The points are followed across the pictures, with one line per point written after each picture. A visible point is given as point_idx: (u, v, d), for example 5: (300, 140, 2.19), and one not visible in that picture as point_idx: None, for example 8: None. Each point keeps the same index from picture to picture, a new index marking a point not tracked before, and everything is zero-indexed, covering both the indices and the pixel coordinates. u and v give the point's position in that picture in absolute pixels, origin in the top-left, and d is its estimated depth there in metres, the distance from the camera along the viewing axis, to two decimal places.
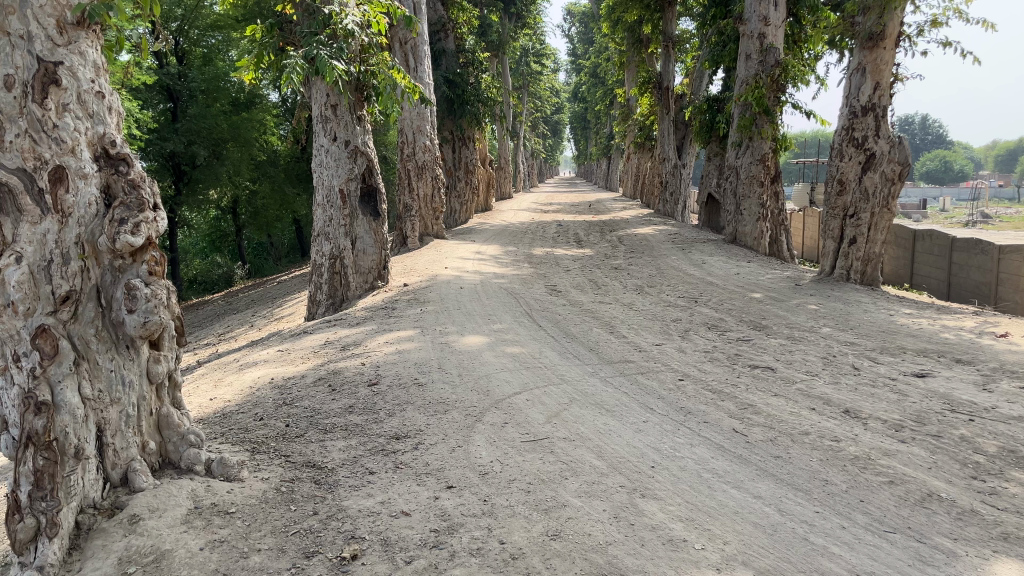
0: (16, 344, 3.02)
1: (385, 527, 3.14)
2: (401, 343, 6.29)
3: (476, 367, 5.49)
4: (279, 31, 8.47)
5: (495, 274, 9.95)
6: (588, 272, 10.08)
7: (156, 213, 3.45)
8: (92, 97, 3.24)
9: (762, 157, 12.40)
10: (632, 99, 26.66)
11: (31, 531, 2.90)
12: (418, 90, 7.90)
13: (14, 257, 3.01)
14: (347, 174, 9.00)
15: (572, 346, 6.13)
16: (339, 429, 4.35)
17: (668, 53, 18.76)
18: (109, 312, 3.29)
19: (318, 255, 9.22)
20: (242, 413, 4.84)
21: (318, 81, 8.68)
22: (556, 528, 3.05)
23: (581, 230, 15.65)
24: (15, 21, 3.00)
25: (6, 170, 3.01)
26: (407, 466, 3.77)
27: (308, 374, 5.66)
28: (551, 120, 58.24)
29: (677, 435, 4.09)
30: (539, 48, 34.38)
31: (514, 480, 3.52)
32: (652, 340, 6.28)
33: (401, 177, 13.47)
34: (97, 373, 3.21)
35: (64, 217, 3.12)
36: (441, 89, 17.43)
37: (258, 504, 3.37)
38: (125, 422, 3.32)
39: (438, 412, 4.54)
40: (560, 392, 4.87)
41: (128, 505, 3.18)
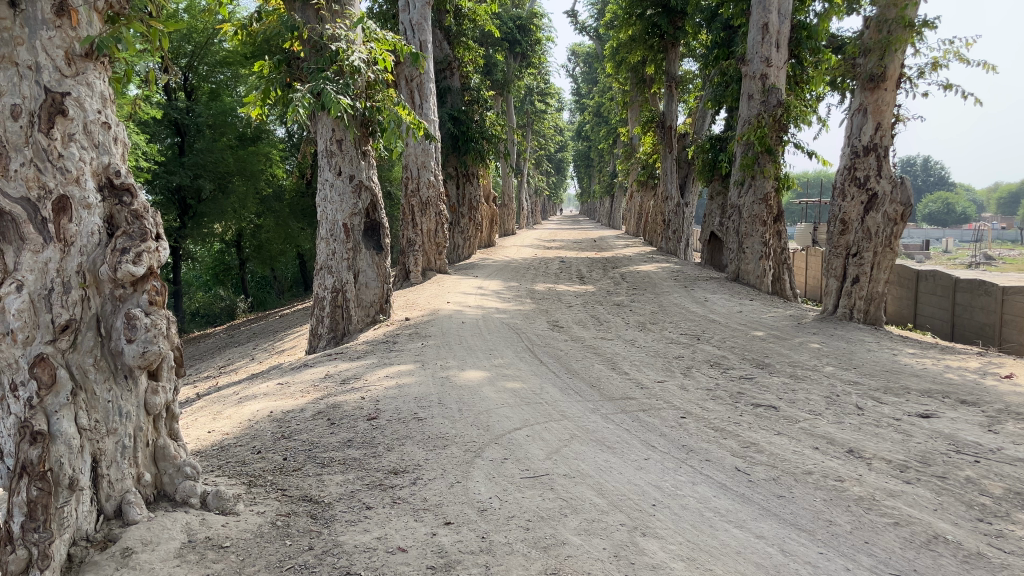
0: (14, 372, 3.01)
1: (381, 563, 3.09)
2: (401, 377, 6.27)
3: (476, 401, 5.45)
4: (286, 67, 8.61)
5: (497, 309, 9.95)
6: (590, 309, 10.09)
7: (159, 242, 3.45)
8: (98, 127, 3.27)
9: (764, 196, 12.44)
10: (635, 138, 26.88)
11: (22, 562, 2.85)
12: (422, 127, 7.98)
13: (15, 284, 3.01)
14: (351, 209, 9.06)
15: (573, 382, 6.10)
16: (337, 463, 4.30)
17: (671, 94, 18.98)
18: (109, 341, 3.29)
19: (320, 289, 9.26)
20: (239, 446, 4.79)
21: (325, 117, 8.78)
22: (555, 567, 3.00)
23: (584, 266, 15.72)
24: (24, 52, 3.04)
25: (9, 199, 3.01)
26: (404, 501, 3.72)
27: (307, 408, 5.61)
28: (555, 156, 58.66)
29: (679, 473, 4.05)
30: (544, 87, 34.80)
31: (513, 517, 3.47)
32: (654, 377, 6.24)
33: (404, 213, 13.57)
34: (94, 403, 3.19)
35: (66, 246, 3.13)
36: (446, 126, 17.60)
37: (253, 538, 3.32)
38: (121, 452, 3.30)
39: (438, 447, 4.50)
40: (561, 428, 4.82)
41: (121, 538, 3.14)
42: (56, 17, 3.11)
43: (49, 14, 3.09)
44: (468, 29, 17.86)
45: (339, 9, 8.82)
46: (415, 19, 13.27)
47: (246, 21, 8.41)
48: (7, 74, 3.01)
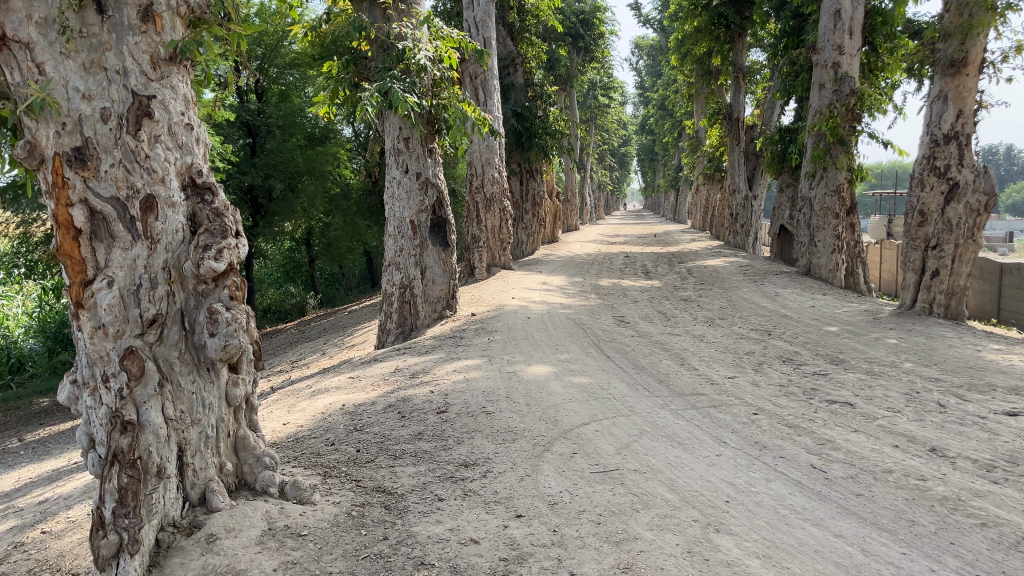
0: (105, 364, 3.17)
1: (454, 554, 3.13)
2: (468, 371, 6.33)
3: (543, 397, 5.44)
4: (354, 67, 8.74)
5: (562, 305, 9.94)
6: (657, 304, 9.98)
7: (239, 239, 3.54)
8: (181, 129, 3.39)
9: (837, 188, 12.13)
10: (701, 131, 26.49)
11: (114, 547, 3.03)
12: (487, 123, 8.01)
13: (106, 280, 3.16)
14: (418, 206, 9.17)
15: (641, 378, 6.06)
16: (409, 455, 4.38)
17: (738, 85, 18.66)
18: (193, 335, 3.41)
19: (388, 285, 9.41)
20: (313, 438, 4.91)
21: (392, 115, 8.89)
22: (627, 562, 2.98)
23: (649, 261, 15.58)
24: (112, 57, 3.16)
25: (100, 199, 3.15)
26: (476, 493, 3.76)
27: (378, 401, 5.73)
28: (617, 151, 58.28)
29: (752, 470, 3.98)
30: (607, 81, 34.48)
31: (584, 511, 3.47)
32: (725, 372, 6.14)
33: (469, 209, 13.67)
34: (179, 395, 3.32)
35: (153, 243, 3.26)
36: (509, 122, 17.62)
37: (330, 527, 3.40)
38: (204, 442, 3.42)
39: (507, 441, 4.52)
40: (630, 424, 4.79)
41: (206, 525, 3.28)
42: (142, 22, 3.21)
43: (135, 20, 3.19)
44: (531, 25, 17.86)
45: (405, 8, 8.91)
46: (479, 16, 13.33)
47: (316, 22, 8.57)
48: (96, 79, 3.14)
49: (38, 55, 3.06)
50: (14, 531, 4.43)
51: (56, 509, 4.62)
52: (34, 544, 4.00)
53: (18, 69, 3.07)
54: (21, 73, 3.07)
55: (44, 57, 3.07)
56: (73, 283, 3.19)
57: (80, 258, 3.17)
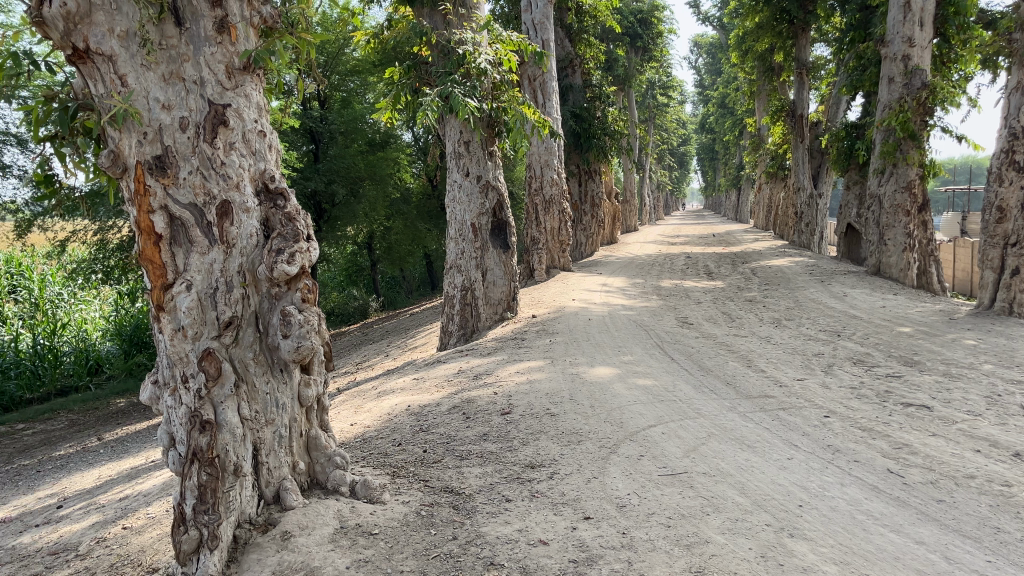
0: (185, 365, 3.27)
1: (524, 555, 3.13)
2: (531, 373, 6.34)
3: (608, 398, 5.42)
4: (415, 72, 8.84)
5: (624, 306, 9.87)
6: (721, 305, 9.84)
7: (310, 242, 3.63)
8: (255, 136, 3.49)
9: (908, 185, 11.76)
10: (763, 128, 26.01)
11: (193, 542, 3.11)
12: (548, 125, 8.02)
13: (185, 284, 3.26)
14: (479, 209, 9.22)
15: (707, 380, 5.98)
16: (475, 456, 4.41)
17: (802, 81, 18.29)
18: (267, 337, 3.50)
19: (450, 287, 9.49)
20: (380, 439, 5.00)
21: (453, 120, 8.99)
22: (699, 565, 2.95)
23: (711, 262, 15.37)
24: (190, 68, 3.27)
25: (179, 206, 3.25)
26: (543, 494, 3.76)
27: (443, 402, 5.79)
28: (676, 151, 57.67)
29: (826, 474, 3.89)
30: (666, 80, 34.12)
31: (653, 514, 3.44)
32: (793, 375, 6.02)
33: (529, 211, 13.70)
34: (254, 395, 3.42)
35: (229, 247, 3.35)
36: (568, 124, 17.61)
37: (401, 526, 3.45)
38: (278, 442, 3.51)
39: (572, 442, 4.52)
40: (697, 426, 4.73)
41: (280, 523, 3.37)
42: (218, 34, 3.32)
43: (211, 31, 3.30)
44: (589, 25, 17.82)
45: (465, 12, 8.98)
46: (538, 18, 13.37)
47: (377, 29, 8.70)
48: (175, 89, 3.24)
49: (119, 67, 3.15)
50: (97, 526, 4.61)
51: (136, 505, 4.79)
52: (116, 540, 4.15)
53: (101, 81, 3.17)
54: (104, 85, 3.17)
55: (126, 69, 3.16)
56: (154, 287, 3.30)
57: (161, 263, 3.28)
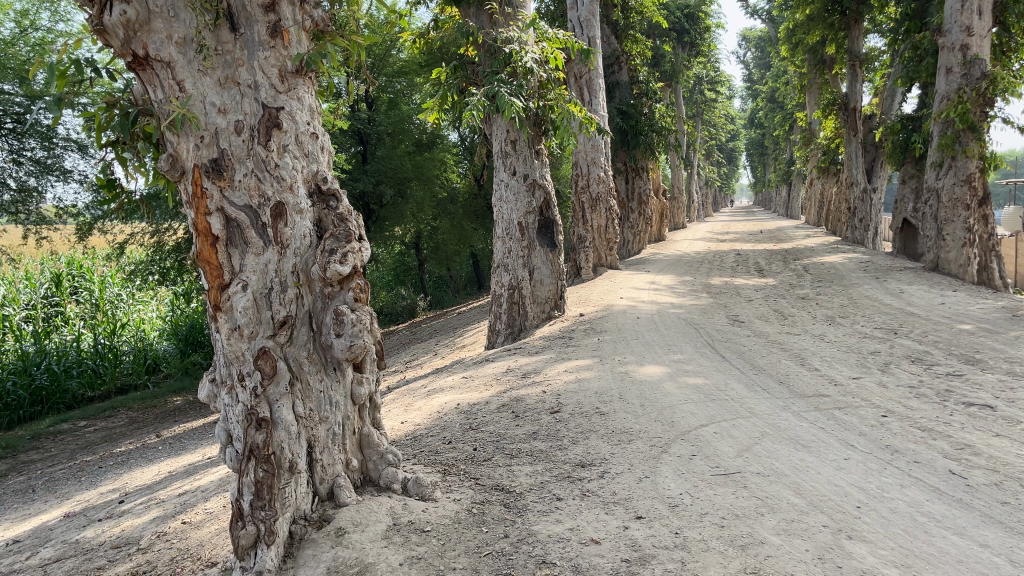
0: (242, 364, 3.35)
1: (576, 554, 3.12)
2: (580, 372, 6.32)
3: (658, 398, 5.37)
4: (462, 72, 8.87)
5: (673, 304, 9.78)
6: (773, 302, 9.68)
7: (362, 243, 3.67)
8: (307, 138, 3.54)
9: (967, 178, 11.42)
10: (814, 122, 25.50)
11: (252, 537, 3.19)
12: (595, 122, 7.98)
13: (241, 284, 3.33)
14: (526, 208, 9.22)
15: (760, 379, 5.89)
16: (525, 454, 4.41)
17: (855, 73, 17.91)
18: (320, 336, 3.55)
19: (498, 286, 9.54)
20: (430, 437, 5.04)
21: (499, 119, 9.01)
22: (754, 566, 2.90)
23: (762, 259, 15.14)
24: (245, 72, 3.33)
25: (235, 207, 3.32)
26: (594, 493, 3.75)
27: (492, 401, 5.81)
28: (725, 146, 56.88)
29: (884, 475, 3.80)
30: (713, 75, 33.68)
31: (706, 514, 3.40)
32: (849, 373, 5.89)
33: (576, 209, 13.65)
34: (308, 393, 3.47)
35: (283, 248, 3.41)
36: (614, 121, 17.50)
37: (452, 524, 3.46)
38: (332, 439, 3.57)
39: (622, 441, 4.49)
40: (751, 425, 4.66)
41: (335, 519, 3.42)
42: (271, 38, 3.37)
43: (264, 36, 3.36)
44: (636, 22, 17.68)
45: (512, 11, 8.98)
46: (584, 15, 13.32)
47: (423, 30, 8.75)
48: (230, 94, 3.31)
49: (177, 73, 3.23)
50: (157, 520, 4.74)
51: (194, 501, 4.91)
52: (175, 535, 4.26)
53: (160, 86, 3.25)
54: (163, 90, 3.26)
55: (184, 75, 3.24)
56: (211, 287, 3.38)
57: (218, 263, 3.35)
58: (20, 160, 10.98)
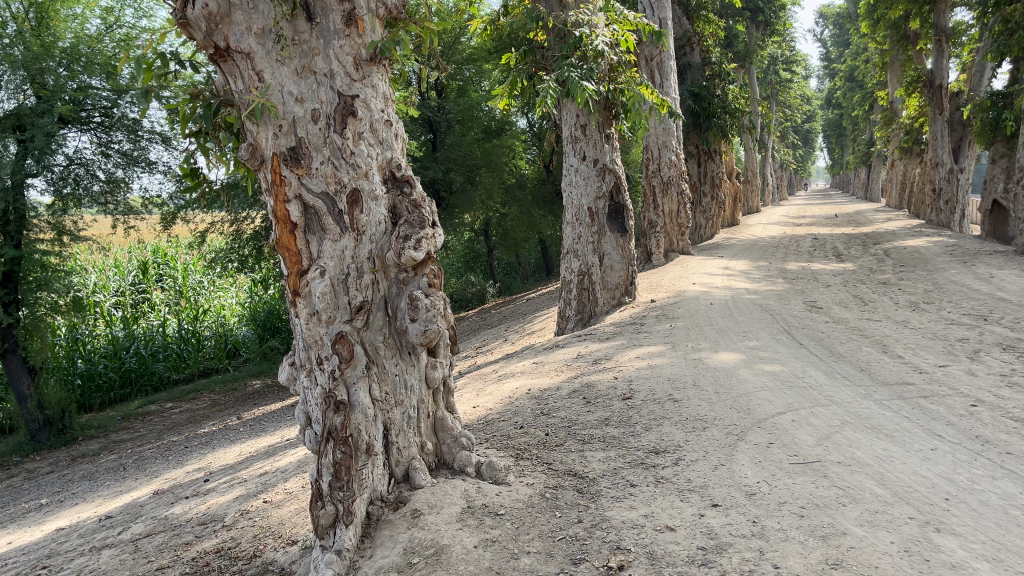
0: (320, 348, 3.43)
1: (651, 540, 3.09)
2: (652, 358, 6.25)
3: (733, 384, 5.28)
4: (531, 57, 8.82)
5: (747, 290, 9.59)
6: (852, 288, 9.37)
7: (435, 229, 3.70)
8: (382, 125, 3.57)
9: None
10: (897, 102, 24.51)
11: (330, 517, 3.27)
12: (667, 105, 7.82)
13: (319, 270, 3.40)
14: (596, 193, 9.13)
15: (839, 366, 5.73)
16: (597, 440, 4.39)
17: (941, 48, 17.17)
18: (396, 321, 3.60)
19: (567, 272, 9.51)
20: (502, 421, 5.09)
21: (569, 103, 8.97)
22: (836, 557, 2.82)
23: (841, 243, 14.68)
24: (321, 61, 3.38)
25: (313, 194, 3.39)
26: (668, 480, 3.71)
27: (563, 386, 5.81)
28: (801, 128, 55.20)
29: (974, 466, 3.66)
30: (789, 54, 32.67)
31: (785, 503, 3.33)
32: (935, 361, 5.67)
33: (646, 193, 13.47)
34: (384, 376, 3.53)
35: (359, 234, 3.46)
36: (686, 103, 17.19)
37: (526, 508, 3.48)
38: (407, 422, 3.62)
39: (697, 429, 4.43)
40: (830, 414, 4.54)
41: (411, 500, 3.48)
42: (346, 27, 3.41)
43: (340, 25, 3.40)
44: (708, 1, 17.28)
45: None
46: None
47: (493, 16, 8.73)
48: (307, 83, 3.36)
49: (257, 63, 3.31)
50: (240, 499, 4.90)
51: (275, 481, 5.06)
52: (258, 513, 4.41)
53: (240, 77, 3.34)
54: (243, 81, 3.34)
55: (263, 65, 3.32)
56: (291, 273, 3.47)
57: (297, 250, 3.43)
58: (107, 153, 11.45)
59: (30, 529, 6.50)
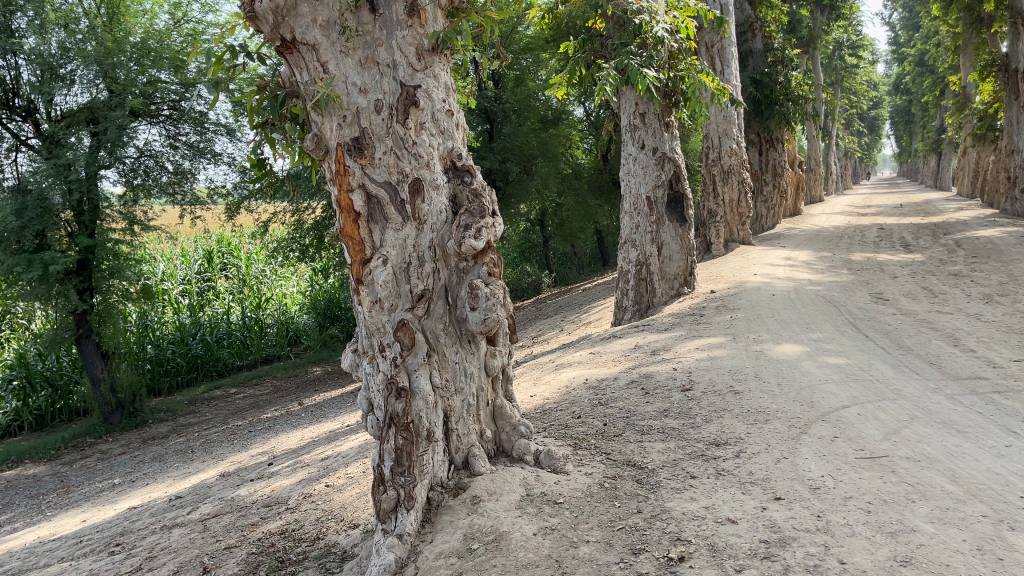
0: (382, 336, 3.49)
1: (711, 532, 3.07)
2: (712, 349, 6.17)
3: (796, 377, 5.19)
4: (590, 46, 8.76)
5: (810, 281, 9.38)
6: (921, 279, 9.10)
7: (496, 218, 3.70)
8: (443, 115, 3.58)
9: None
10: (970, 87, 23.62)
11: (392, 501, 3.32)
12: (728, 92, 7.71)
13: (381, 259, 3.46)
14: (655, 181, 9.04)
15: (908, 359, 5.57)
16: (657, 431, 4.37)
17: (1017, 30, 16.50)
18: (456, 309, 3.63)
19: (625, 262, 9.45)
20: (560, 411, 5.10)
21: (629, 91, 8.91)
22: (905, 554, 2.75)
23: (909, 233, 14.24)
24: (384, 52, 3.41)
25: (376, 184, 3.43)
26: (729, 473, 3.67)
27: (621, 376, 5.79)
28: (867, 115, 53.63)
29: None
30: (855, 39, 31.75)
31: (851, 498, 3.26)
32: (1010, 355, 5.47)
33: (706, 182, 13.28)
34: (444, 364, 3.57)
35: (420, 224, 3.50)
36: (747, 90, 16.88)
37: (585, 497, 3.49)
38: (467, 409, 3.66)
39: (759, 421, 4.36)
40: (898, 407, 4.43)
41: (470, 487, 3.52)
42: (408, 17, 3.42)
43: (402, 15, 3.42)
44: None
45: None
46: None
47: (551, 4, 8.69)
48: (371, 73, 3.41)
49: (322, 54, 3.37)
50: (303, 482, 5.02)
51: (337, 465, 5.17)
52: (320, 496, 4.51)
53: (306, 69, 3.41)
54: (309, 72, 3.41)
55: (328, 56, 3.37)
56: (354, 262, 3.53)
57: (360, 239, 3.48)
58: (175, 144, 11.77)
59: (104, 508, 6.76)
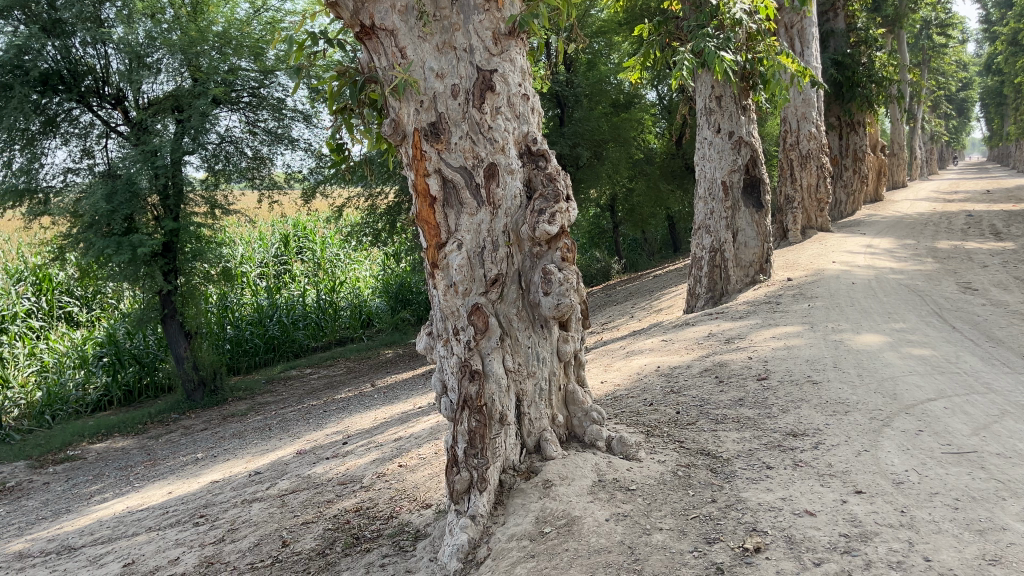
0: (457, 319, 3.53)
1: (788, 524, 3.00)
2: (788, 338, 6.02)
3: (877, 367, 5.03)
4: (665, 28, 8.60)
5: (892, 269, 9.05)
6: (1012, 269, 8.67)
7: (570, 203, 3.66)
8: (519, 99, 3.57)
9: None
10: None
11: (465, 483, 3.36)
12: (809, 73, 7.41)
13: (456, 243, 3.49)
14: (731, 166, 8.87)
15: (999, 352, 5.33)
16: (731, 420, 4.29)
17: None
18: (529, 293, 3.63)
19: (698, 248, 9.27)
20: (631, 398, 5.06)
21: (704, 74, 8.80)
22: (995, 553, 2.64)
23: (1000, 220, 13.57)
24: (461, 37, 3.42)
25: (451, 168, 3.46)
26: (807, 464, 3.58)
27: (694, 365, 5.70)
28: (956, 97, 51.22)
29: None
30: (945, 17, 30.32)
31: (937, 493, 3.14)
32: None
33: (783, 168, 12.96)
34: (517, 348, 3.58)
35: (494, 208, 3.51)
36: (828, 72, 16.34)
37: (658, 484, 3.46)
38: (539, 393, 3.67)
39: (838, 412, 4.24)
40: (988, 402, 4.24)
41: (542, 471, 3.54)
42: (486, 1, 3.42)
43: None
44: None
45: None
46: None
47: None
48: (447, 58, 3.42)
49: (400, 40, 3.41)
50: (376, 462, 5.11)
51: (409, 446, 5.25)
52: (394, 476, 4.60)
53: (384, 54, 3.46)
54: (387, 58, 3.46)
55: (406, 42, 3.41)
56: (429, 246, 3.57)
57: (436, 223, 3.52)
58: (254, 130, 12.09)
59: (187, 482, 7.04)
